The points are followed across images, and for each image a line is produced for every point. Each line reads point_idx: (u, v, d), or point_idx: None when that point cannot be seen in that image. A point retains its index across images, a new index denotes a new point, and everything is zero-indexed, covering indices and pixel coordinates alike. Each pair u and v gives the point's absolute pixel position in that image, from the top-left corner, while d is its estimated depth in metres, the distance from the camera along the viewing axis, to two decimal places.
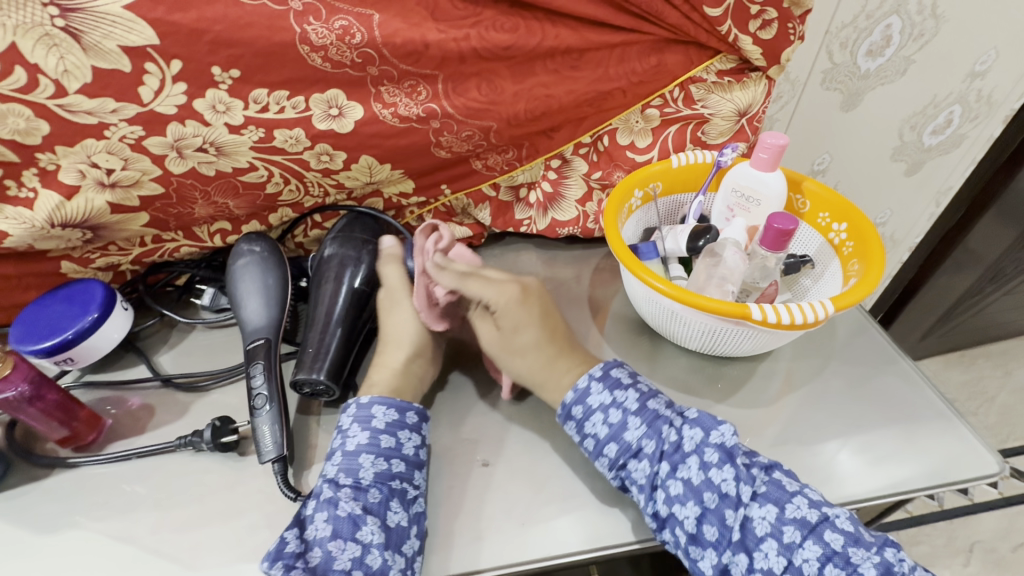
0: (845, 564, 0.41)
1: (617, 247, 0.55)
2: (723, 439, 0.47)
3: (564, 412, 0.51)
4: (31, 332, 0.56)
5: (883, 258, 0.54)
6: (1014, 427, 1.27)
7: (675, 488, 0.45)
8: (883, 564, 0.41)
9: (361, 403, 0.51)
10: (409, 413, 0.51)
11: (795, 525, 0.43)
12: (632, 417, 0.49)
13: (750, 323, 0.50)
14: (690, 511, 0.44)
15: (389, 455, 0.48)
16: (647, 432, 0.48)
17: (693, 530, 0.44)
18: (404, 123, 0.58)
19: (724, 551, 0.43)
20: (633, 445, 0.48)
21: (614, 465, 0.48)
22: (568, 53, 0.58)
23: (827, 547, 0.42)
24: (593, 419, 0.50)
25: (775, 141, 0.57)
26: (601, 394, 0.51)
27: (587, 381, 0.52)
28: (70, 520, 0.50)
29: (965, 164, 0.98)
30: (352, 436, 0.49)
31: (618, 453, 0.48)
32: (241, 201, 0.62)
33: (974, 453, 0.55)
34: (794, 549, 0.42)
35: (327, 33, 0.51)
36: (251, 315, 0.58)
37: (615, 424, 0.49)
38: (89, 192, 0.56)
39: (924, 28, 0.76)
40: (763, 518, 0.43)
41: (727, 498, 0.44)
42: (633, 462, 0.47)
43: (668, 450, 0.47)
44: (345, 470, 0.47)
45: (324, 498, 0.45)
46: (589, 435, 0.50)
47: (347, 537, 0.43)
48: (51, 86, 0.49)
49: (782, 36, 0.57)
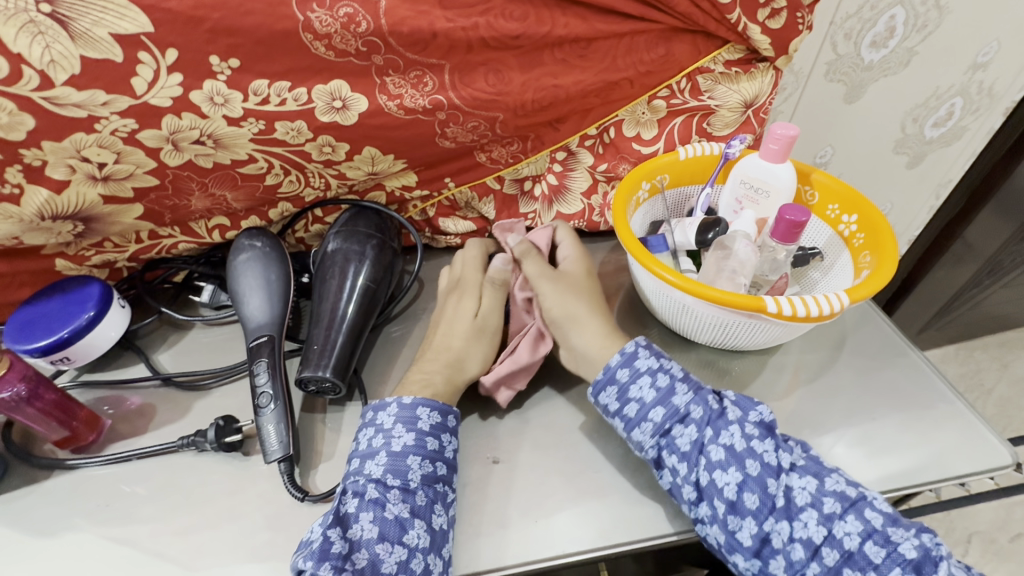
0: (885, 543, 0.40)
1: (628, 239, 0.54)
2: (761, 416, 0.47)
3: (606, 377, 0.51)
4: (27, 332, 0.54)
5: (895, 251, 0.53)
6: (1011, 418, 1.28)
7: (717, 454, 0.45)
8: (923, 547, 0.40)
9: (404, 403, 0.49)
10: (450, 417, 0.50)
11: (835, 497, 0.42)
12: (679, 383, 0.49)
13: (764, 315, 0.49)
14: (732, 478, 0.44)
15: (434, 458, 0.47)
16: (694, 398, 0.48)
17: (733, 497, 0.43)
18: (409, 116, 0.57)
19: (765, 519, 0.42)
20: (680, 410, 0.47)
21: (657, 431, 0.47)
22: (576, 42, 0.57)
23: (868, 524, 0.41)
24: (639, 383, 0.49)
25: (785, 132, 0.56)
26: (648, 359, 0.50)
27: (634, 347, 0.52)
28: (70, 522, 0.49)
29: (965, 156, 0.98)
30: (398, 436, 0.48)
31: (664, 417, 0.47)
32: (239, 193, 0.60)
33: (986, 446, 0.55)
34: (834, 521, 0.41)
35: (331, 21, 0.50)
36: (253, 312, 0.57)
37: (663, 388, 0.49)
38: (80, 186, 0.54)
39: (927, 19, 0.76)
40: (804, 489, 0.43)
41: (769, 467, 0.44)
42: (678, 427, 0.47)
43: (712, 417, 0.47)
44: (392, 470, 0.46)
45: (368, 498, 0.44)
46: (631, 400, 0.49)
47: (393, 541, 0.42)
48: (35, 77, 0.47)
49: (790, 26, 0.57)
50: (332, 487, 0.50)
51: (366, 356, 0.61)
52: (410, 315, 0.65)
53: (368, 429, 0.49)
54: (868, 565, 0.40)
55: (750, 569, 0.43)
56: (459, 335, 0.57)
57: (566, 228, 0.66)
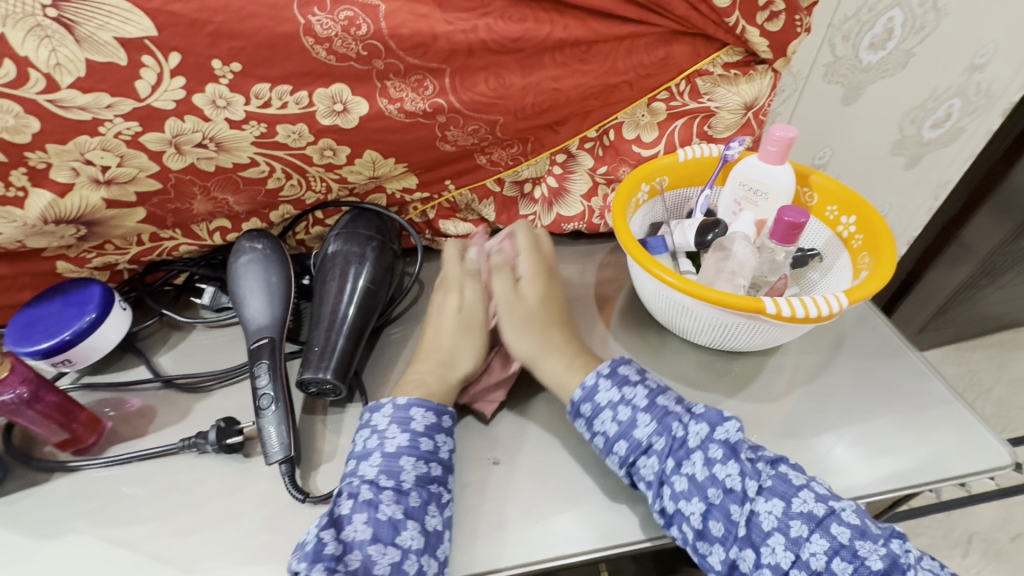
0: (852, 557, 0.41)
1: (627, 241, 0.54)
2: (728, 434, 0.47)
3: (572, 410, 0.52)
4: (27, 335, 0.54)
5: (894, 251, 0.53)
6: (1010, 419, 1.28)
7: (681, 484, 0.45)
8: (890, 556, 0.41)
9: (398, 404, 0.50)
10: (445, 417, 0.51)
11: (802, 519, 0.42)
12: (641, 414, 0.49)
13: (763, 316, 0.49)
14: (696, 507, 0.44)
15: (428, 458, 0.48)
16: (656, 428, 0.48)
17: (699, 525, 0.44)
18: (410, 119, 0.57)
19: (731, 546, 0.43)
20: (642, 442, 0.48)
21: (622, 462, 0.48)
22: (577, 45, 0.57)
23: (835, 540, 0.41)
24: (602, 416, 0.50)
25: (784, 134, 0.56)
26: (609, 392, 0.51)
27: (595, 379, 0.52)
28: (70, 525, 0.49)
29: (963, 157, 0.98)
30: (391, 437, 0.48)
31: (627, 450, 0.48)
32: (241, 196, 0.61)
33: (984, 446, 0.55)
34: (800, 544, 0.41)
35: (332, 24, 0.50)
36: (254, 314, 0.57)
37: (625, 421, 0.49)
38: (84, 189, 0.54)
39: (925, 21, 0.76)
40: (770, 513, 0.43)
41: (732, 494, 0.44)
42: (642, 459, 0.47)
43: (674, 447, 0.47)
44: (386, 471, 0.46)
45: (361, 499, 0.44)
46: (598, 433, 0.50)
47: (387, 542, 0.42)
48: (42, 80, 0.47)
49: (789, 28, 0.57)
50: (333, 489, 0.50)
51: (367, 358, 0.61)
52: (410, 316, 0.66)
53: (365, 431, 0.49)
54: None
55: None
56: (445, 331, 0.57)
57: (526, 236, 0.63)
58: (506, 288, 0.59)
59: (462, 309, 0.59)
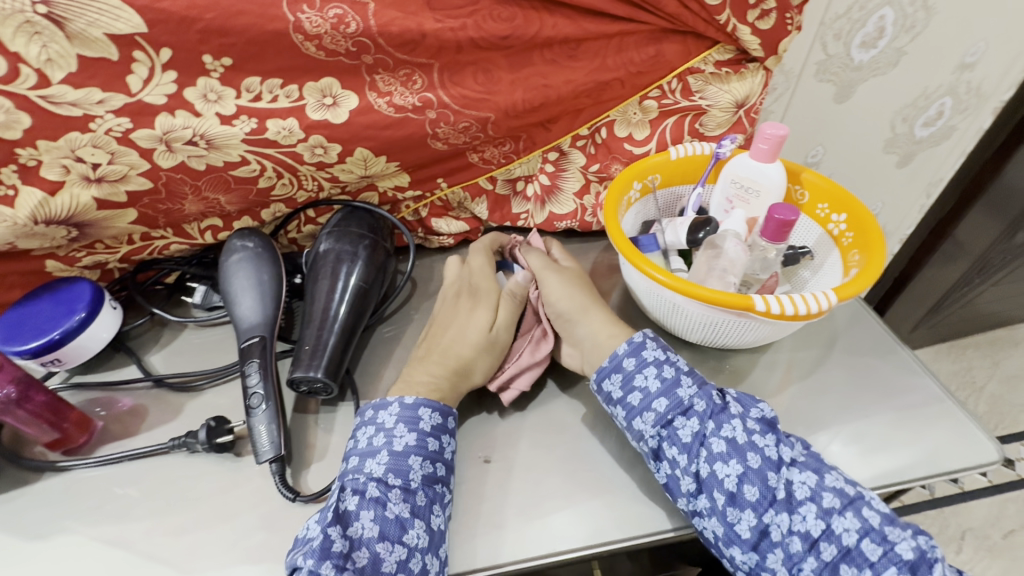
0: (881, 541, 0.40)
1: (618, 239, 0.54)
2: (763, 413, 0.48)
3: (612, 365, 0.51)
4: (17, 333, 0.54)
5: (883, 249, 0.54)
6: (1003, 416, 1.29)
7: (719, 446, 0.45)
8: (919, 548, 0.40)
9: (406, 403, 0.49)
10: (450, 418, 0.51)
11: (834, 493, 0.43)
12: (684, 376, 0.49)
13: (753, 314, 0.49)
14: (733, 470, 0.44)
15: (435, 458, 0.48)
16: (699, 391, 0.48)
17: (734, 488, 0.44)
18: (400, 113, 0.57)
19: (765, 511, 0.43)
20: (684, 402, 0.48)
21: (659, 421, 0.48)
22: (566, 43, 0.57)
23: (865, 521, 0.41)
24: (644, 373, 0.50)
25: (775, 131, 0.56)
26: (655, 352, 0.51)
27: (642, 338, 0.52)
28: (62, 525, 0.49)
29: (955, 155, 0.99)
30: (400, 436, 0.48)
31: (668, 407, 0.48)
32: (233, 196, 0.60)
33: (974, 443, 0.55)
34: (833, 516, 0.42)
35: (322, 22, 0.50)
36: (245, 313, 0.57)
37: (668, 379, 0.49)
38: (75, 187, 0.54)
39: (916, 20, 0.77)
40: (804, 483, 0.43)
41: (770, 461, 0.44)
42: (682, 419, 0.47)
43: (715, 410, 0.47)
44: (394, 470, 0.46)
45: (369, 497, 0.44)
46: (636, 389, 0.50)
47: (393, 540, 0.42)
48: (33, 76, 0.47)
49: (779, 26, 0.57)
50: (324, 487, 0.50)
51: (358, 356, 0.61)
52: (402, 315, 0.65)
53: (372, 428, 0.49)
54: (865, 562, 0.40)
55: (748, 563, 0.43)
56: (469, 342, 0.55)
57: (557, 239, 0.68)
58: (546, 259, 0.62)
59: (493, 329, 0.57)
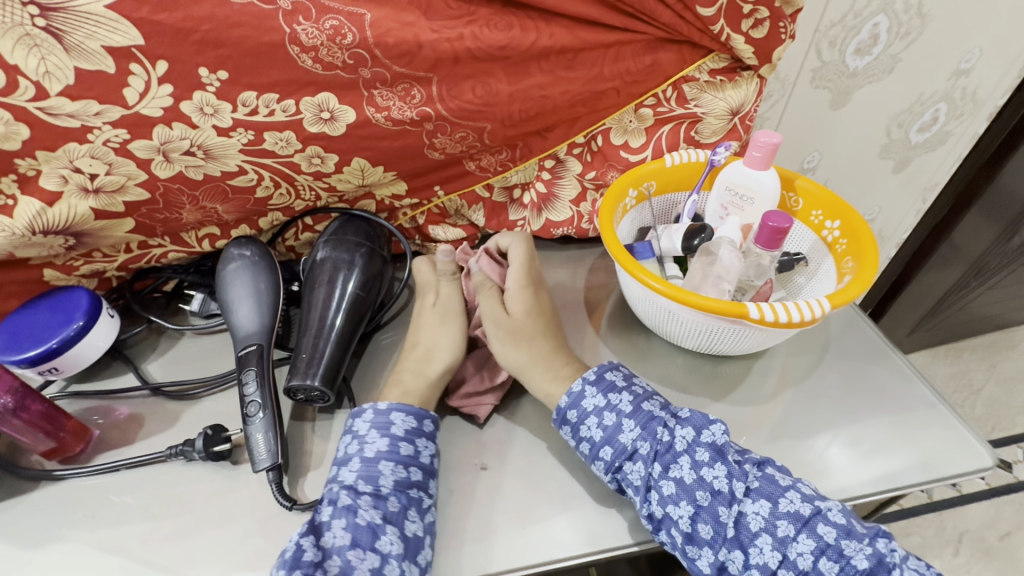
0: (838, 557, 0.41)
1: (613, 246, 0.54)
2: (714, 437, 0.47)
3: (559, 417, 0.51)
4: (14, 342, 0.54)
5: (876, 254, 0.54)
6: (1000, 418, 1.29)
7: (668, 488, 0.45)
8: (876, 555, 0.41)
9: (380, 409, 0.50)
10: (426, 422, 0.51)
11: (788, 519, 0.42)
12: (626, 419, 0.49)
13: (748, 321, 0.50)
14: (684, 511, 0.44)
15: (408, 463, 0.48)
16: (641, 433, 0.48)
17: (688, 529, 0.44)
18: (397, 127, 0.58)
19: (720, 548, 0.43)
20: (628, 448, 0.48)
21: (609, 468, 0.48)
22: (563, 53, 0.57)
23: (821, 540, 0.41)
24: (588, 422, 0.50)
25: (768, 139, 0.57)
26: (595, 398, 0.51)
27: (581, 386, 0.52)
28: (59, 533, 0.49)
29: (950, 160, 0.99)
30: (372, 443, 0.48)
31: (613, 455, 0.48)
32: (230, 205, 0.61)
33: (968, 446, 0.55)
34: (787, 544, 0.42)
35: (318, 33, 0.51)
36: (242, 321, 0.57)
37: (610, 426, 0.49)
38: (72, 198, 0.54)
39: (910, 27, 0.77)
40: (757, 513, 0.43)
41: (720, 496, 0.44)
42: (629, 464, 0.47)
43: (660, 451, 0.47)
44: (365, 476, 0.46)
45: (341, 505, 0.44)
46: (584, 439, 0.50)
47: (366, 547, 0.43)
48: (31, 88, 0.47)
49: (773, 36, 0.57)
50: (320, 496, 0.50)
51: (355, 364, 0.61)
52: (400, 322, 0.66)
53: (346, 438, 0.50)
54: None
55: None
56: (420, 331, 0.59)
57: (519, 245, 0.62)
58: (491, 300, 0.58)
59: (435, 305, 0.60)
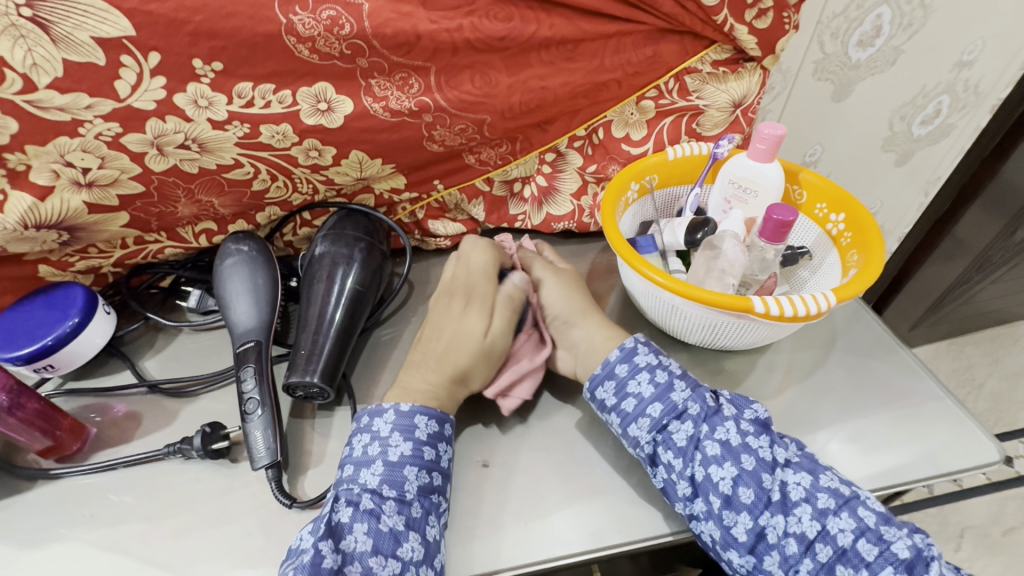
0: (877, 540, 0.40)
1: (616, 240, 0.54)
2: (757, 414, 0.48)
3: (606, 372, 0.51)
4: (8, 339, 0.53)
5: (882, 248, 0.53)
6: (1002, 413, 1.29)
7: (713, 449, 0.45)
8: (914, 547, 0.40)
9: (402, 411, 0.49)
10: (447, 425, 0.50)
11: (829, 493, 0.43)
12: (677, 380, 0.49)
13: (753, 315, 0.49)
14: (727, 473, 0.44)
15: (431, 468, 0.47)
16: (692, 395, 0.48)
17: (729, 492, 0.43)
18: (395, 118, 0.57)
19: (760, 514, 0.42)
20: (679, 405, 0.48)
21: (654, 426, 0.47)
22: (564, 44, 0.56)
23: (861, 521, 0.41)
24: (638, 378, 0.50)
25: (772, 131, 0.56)
26: (647, 356, 0.51)
27: (634, 343, 0.52)
28: (55, 533, 0.48)
29: (953, 153, 0.98)
30: (396, 446, 0.47)
31: (662, 412, 0.48)
32: (226, 199, 0.60)
33: (974, 442, 0.55)
34: (828, 516, 0.41)
35: (315, 24, 0.50)
36: (239, 317, 0.56)
37: (662, 384, 0.49)
38: (65, 192, 0.54)
39: (913, 18, 0.76)
40: (799, 484, 0.43)
41: (764, 463, 0.44)
42: (676, 423, 0.47)
43: (709, 413, 0.47)
44: (388, 481, 0.45)
45: (363, 509, 0.43)
46: (630, 395, 0.49)
47: (387, 554, 0.42)
48: (19, 80, 0.46)
49: (777, 26, 0.57)
50: (321, 493, 0.50)
51: (355, 361, 0.61)
52: (400, 317, 0.65)
53: (365, 435, 0.48)
54: (861, 562, 0.40)
55: (745, 566, 0.43)
56: (467, 350, 0.54)
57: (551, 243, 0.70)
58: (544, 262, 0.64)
59: (487, 335, 0.55)
